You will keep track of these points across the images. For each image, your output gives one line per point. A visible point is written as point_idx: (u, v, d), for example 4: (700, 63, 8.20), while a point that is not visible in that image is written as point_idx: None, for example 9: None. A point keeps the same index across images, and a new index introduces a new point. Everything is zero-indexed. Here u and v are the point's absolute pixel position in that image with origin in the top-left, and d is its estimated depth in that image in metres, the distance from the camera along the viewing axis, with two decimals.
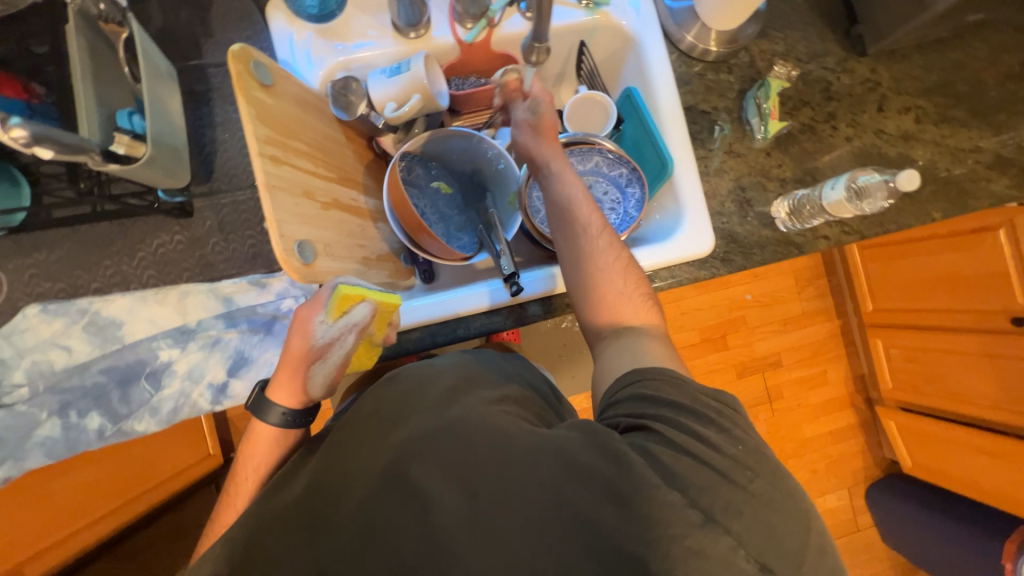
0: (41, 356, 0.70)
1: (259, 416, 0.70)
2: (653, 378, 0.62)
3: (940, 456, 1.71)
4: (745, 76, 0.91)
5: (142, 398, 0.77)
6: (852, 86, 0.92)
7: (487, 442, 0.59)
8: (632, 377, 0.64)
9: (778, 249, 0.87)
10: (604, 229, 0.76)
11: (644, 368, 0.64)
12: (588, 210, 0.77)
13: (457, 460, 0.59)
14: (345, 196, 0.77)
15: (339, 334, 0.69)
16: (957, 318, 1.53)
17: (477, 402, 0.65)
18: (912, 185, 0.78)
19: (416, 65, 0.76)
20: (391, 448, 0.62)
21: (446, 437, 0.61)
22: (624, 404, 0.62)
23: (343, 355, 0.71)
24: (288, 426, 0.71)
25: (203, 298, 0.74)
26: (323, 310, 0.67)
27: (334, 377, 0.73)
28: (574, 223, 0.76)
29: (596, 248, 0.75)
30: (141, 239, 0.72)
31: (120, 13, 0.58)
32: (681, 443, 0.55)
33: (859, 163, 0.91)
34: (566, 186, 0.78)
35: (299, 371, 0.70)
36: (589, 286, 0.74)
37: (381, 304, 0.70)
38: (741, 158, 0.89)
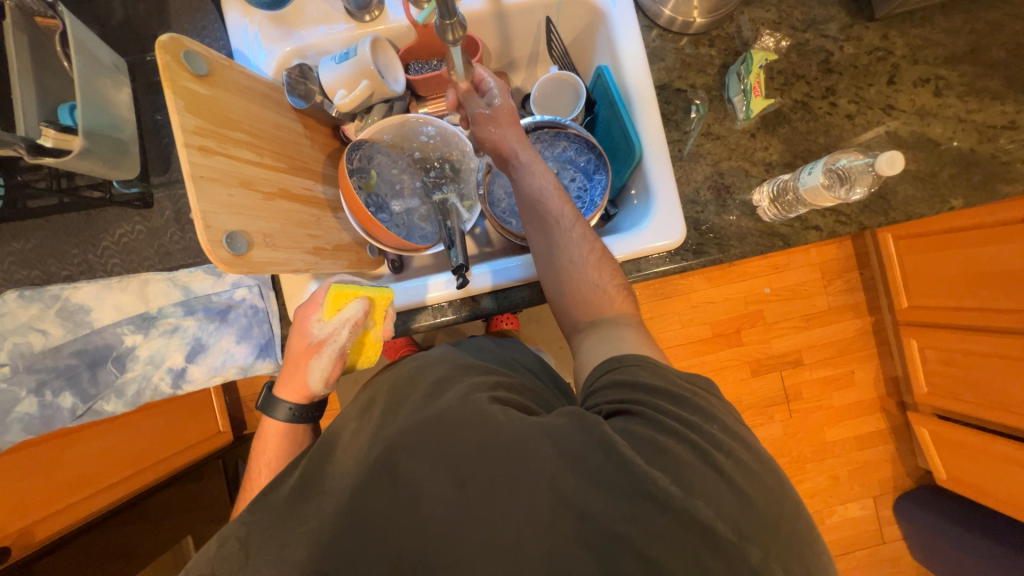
0: (20, 338, 0.73)
1: (269, 413, 0.74)
2: (635, 362, 0.59)
3: (977, 469, 1.55)
4: (729, 49, 0.82)
5: (108, 379, 0.81)
6: (858, 55, 0.82)
7: (460, 433, 0.55)
8: (609, 362, 0.60)
9: (760, 241, 0.79)
10: (577, 220, 0.72)
11: (622, 354, 0.61)
12: (560, 201, 0.72)
13: (442, 450, 0.54)
14: (295, 186, 0.76)
15: (333, 330, 0.71)
16: (1001, 320, 1.35)
17: (460, 383, 0.63)
18: (896, 170, 0.68)
19: (363, 49, 0.74)
20: (378, 443, 0.59)
21: (431, 429, 0.56)
22: (604, 389, 0.59)
23: (339, 350, 0.72)
24: (297, 420, 0.74)
25: (163, 286, 0.77)
26: (320, 310, 0.72)
27: (332, 374, 0.74)
28: (546, 216, 0.71)
29: (569, 240, 0.70)
30: (105, 229, 0.75)
31: (51, 8, 0.64)
32: (657, 420, 0.53)
33: (861, 144, 0.81)
34: (537, 177, 0.73)
35: (302, 365, 0.73)
36: (563, 283, 0.70)
37: (375, 299, 0.74)
38: (720, 141, 0.81)
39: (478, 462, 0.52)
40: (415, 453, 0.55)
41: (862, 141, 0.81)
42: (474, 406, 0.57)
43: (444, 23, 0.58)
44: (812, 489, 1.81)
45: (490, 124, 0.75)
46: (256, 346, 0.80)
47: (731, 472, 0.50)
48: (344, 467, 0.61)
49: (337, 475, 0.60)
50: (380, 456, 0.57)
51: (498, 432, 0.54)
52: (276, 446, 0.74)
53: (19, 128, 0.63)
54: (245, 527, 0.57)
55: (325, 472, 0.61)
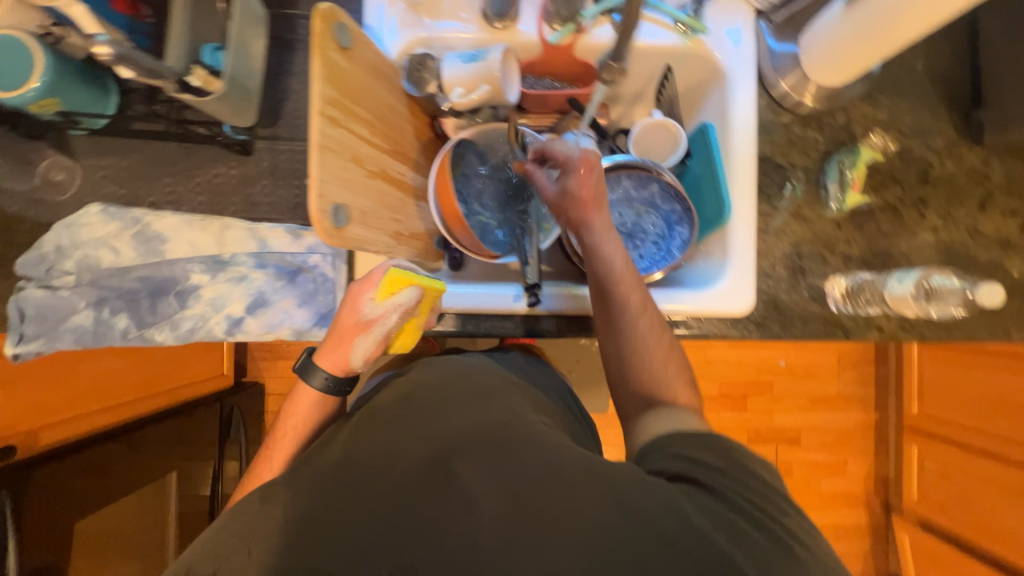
0: (92, 252, 0.75)
1: (306, 378, 0.74)
2: (702, 438, 0.59)
3: None
4: (835, 138, 0.83)
5: (166, 311, 0.77)
6: (955, 174, 0.83)
7: (524, 453, 0.55)
8: (671, 432, 0.61)
9: (821, 329, 0.80)
10: (646, 308, 0.70)
11: (685, 428, 0.61)
12: (635, 290, 0.70)
13: (500, 465, 0.55)
14: (394, 169, 0.78)
15: (384, 313, 0.70)
16: (1013, 451, 1.39)
17: (511, 400, 0.65)
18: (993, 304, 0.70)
19: (494, 56, 0.75)
20: (430, 437, 0.58)
21: (491, 440, 0.57)
22: (668, 452, 0.59)
23: (385, 333, 0.72)
24: (329, 391, 0.74)
25: (242, 234, 0.77)
26: (373, 290, 0.70)
27: (374, 354, 0.74)
28: (612, 303, 0.69)
29: (638, 332, 0.69)
30: (200, 166, 0.76)
31: None
32: (727, 497, 0.53)
33: (939, 259, 0.82)
34: (610, 259, 0.69)
35: (346, 341, 0.72)
36: (624, 369, 0.69)
37: (427, 289, 0.74)
38: (806, 223, 0.82)
39: (539, 488, 0.53)
40: (479, 461, 0.55)
41: (940, 256, 0.82)
42: (530, 431, 0.58)
43: (606, 63, 0.70)
44: None
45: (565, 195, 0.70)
46: (317, 313, 0.79)
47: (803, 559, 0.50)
48: (389, 450, 0.58)
49: (391, 461, 0.56)
50: (435, 453, 0.56)
51: (562, 463, 0.55)
52: (306, 417, 0.74)
53: (168, 56, 0.61)
54: (281, 496, 0.55)
55: (373, 458, 0.57)
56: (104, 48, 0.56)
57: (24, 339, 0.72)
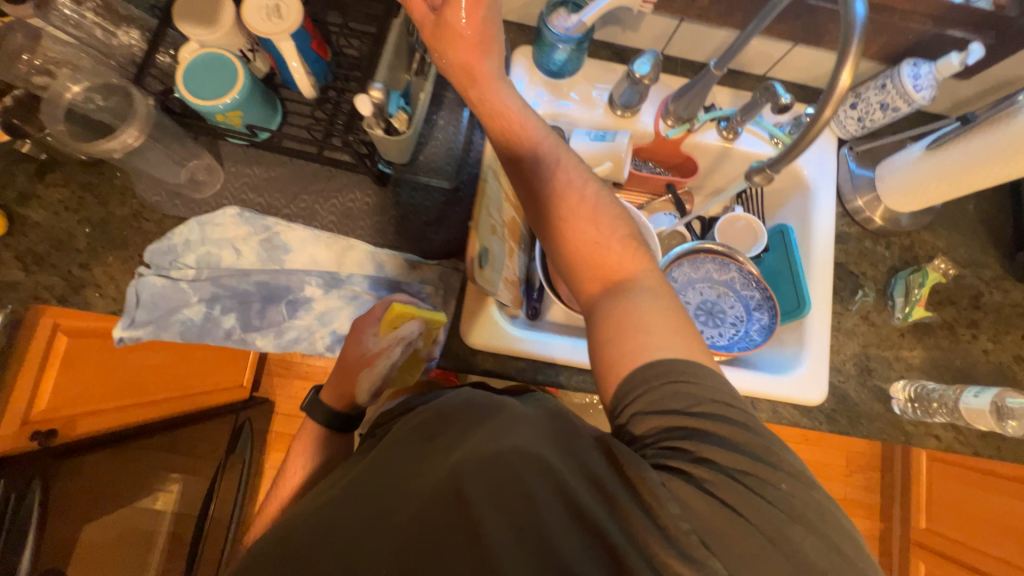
0: (215, 250, 0.79)
1: (310, 412, 0.72)
2: (666, 381, 0.50)
3: None
4: (900, 256, 0.93)
5: (274, 319, 0.79)
6: (1003, 304, 0.93)
7: (526, 480, 0.45)
8: (637, 385, 0.51)
9: (886, 429, 0.84)
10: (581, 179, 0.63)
11: (650, 376, 0.51)
12: (564, 169, 0.63)
13: (508, 504, 0.44)
14: (515, 221, 0.85)
15: (388, 346, 0.71)
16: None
17: (535, 428, 0.50)
18: None
19: (621, 139, 0.86)
20: (437, 469, 0.47)
21: (497, 472, 0.46)
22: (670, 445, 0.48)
23: (390, 364, 0.72)
24: (336, 427, 0.72)
25: (362, 257, 0.81)
26: (377, 323, 0.72)
27: (381, 387, 0.73)
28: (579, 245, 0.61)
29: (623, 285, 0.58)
30: (339, 190, 0.82)
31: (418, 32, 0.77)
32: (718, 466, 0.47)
33: (990, 379, 0.90)
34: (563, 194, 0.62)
35: (350, 374, 0.72)
36: (566, 254, 0.61)
37: (428, 321, 0.73)
38: (874, 328, 0.89)
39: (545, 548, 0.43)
40: (490, 494, 0.45)
41: (991, 376, 0.90)
42: (540, 464, 0.46)
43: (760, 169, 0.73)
44: None
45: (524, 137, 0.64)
46: None
47: (818, 524, 0.45)
48: (395, 480, 0.48)
49: (401, 494, 0.47)
50: (444, 485, 0.46)
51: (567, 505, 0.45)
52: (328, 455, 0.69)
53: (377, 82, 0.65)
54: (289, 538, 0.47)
55: (381, 488, 0.48)
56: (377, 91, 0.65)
57: (134, 325, 0.73)
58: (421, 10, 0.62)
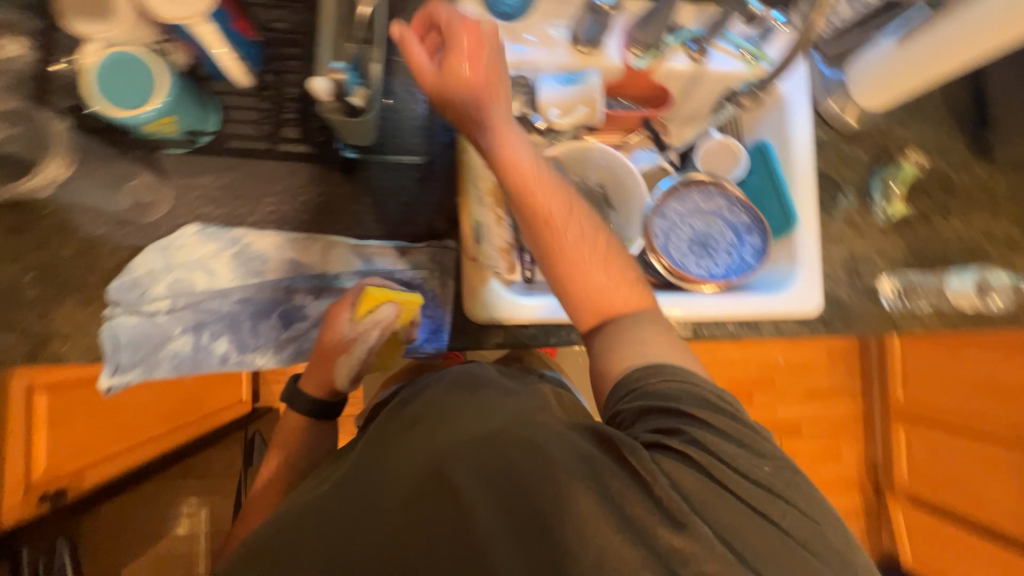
0: (185, 274, 0.73)
1: (291, 403, 0.78)
2: (650, 377, 0.60)
3: (949, 558, 1.75)
4: (876, 155, 0.94)
5: (270, 334, 0.75)
6: (971, 186, 0.96)
7: (527, 456, 0.53)
8: (628, 381, 0.61)
9: (877, 324, 0.90)
10: (579, 216, 0.64)
11: (637, 372, 0.61)
12: (543, 176, 0.62)
13: (497, 472, 0.53)
14: None
15: (364, 330, 0.71)
16: (994, 428, 1.59)
17: (510, 411, 0.61)
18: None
19: (594, 80, 0.82)
20: (433, 448, 0.57)
21: (487, 448, 0.55)
22: (661, 424, 0.57)
23: (366, 350, 0.72)
24: (315, 414, 0.77)
25: (346, 253, 0.77)
26: (352, 308, 0.72)
27: (358, 371, 0.74)
28: (553, 228, 0.62)
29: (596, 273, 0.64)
30: (303, 184, 0.75)
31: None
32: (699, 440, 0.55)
33: (964, 260, 0.95)
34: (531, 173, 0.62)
35: (329, 362, 0.73)
36: (543, 245, 0.63)
37: (406, 304, 0.73)
38: (858, 231, 0.92)
39: (523, 496, 0.51)
40: (473, 468, 0.53)
41: (965, 256, 0.95)
42: (527, 433, 0.56)
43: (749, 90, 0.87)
44: None
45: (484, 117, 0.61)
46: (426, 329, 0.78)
47: (786, 494, 0.53)
48: (390, 464, 0.57)
49: (395, 471, 0.56)
50: (433, 467, 0.54)
51: (546, 458, 0.53)
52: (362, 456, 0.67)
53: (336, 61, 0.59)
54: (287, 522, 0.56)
55: (376, 472, 0.57)
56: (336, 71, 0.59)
57: (120, 370, 0.69)
58: (423, 65, 0.60)
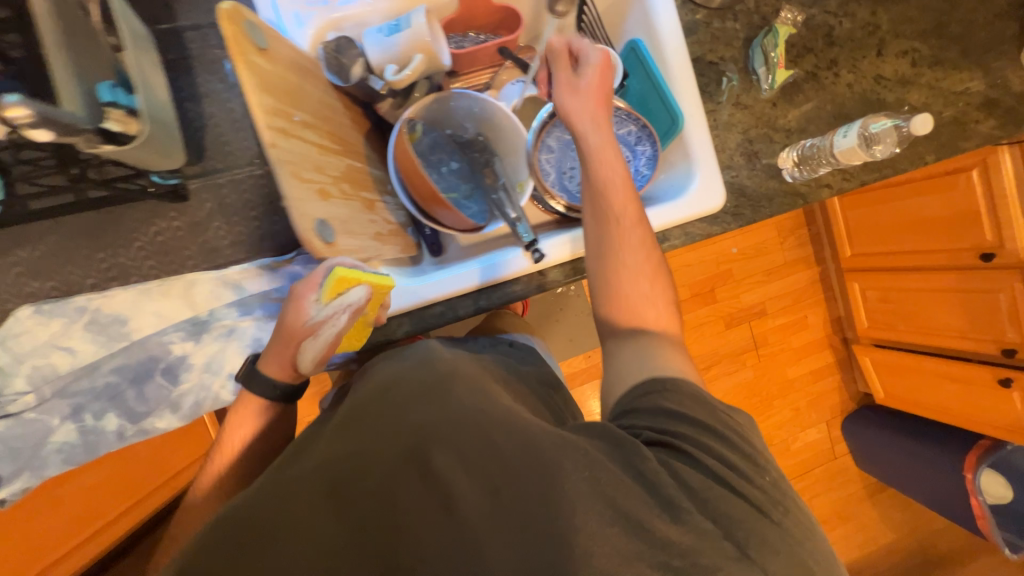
0: (42, 360, 0.65)
1: (248, 384, 0.69)
2: (665, 385, 0.61)
3: (917, 385, 1.88)
4: (751, 24, 0.88)
5: (159, 395, 0.70)
6: (853, 31, 0.92)
7: (505, 433, 0.54)
8: (651, 383, 0.62)
9: (785, 201, 0.89)
10: (638, 221, 0.72)
11: (661, 376, 0.62)
12: (625, 186, 0.72)
13: (478, 453, 0.52)
14: (353, 169, 0.73)
15: (332, 314, 0.63)
16: (938, 259, 1.66)
17: (487, 395, 0.60)
18: (925, 129, 0.82)
19: (418, 20, 0.70)
20: (405, 431, 0.55)
21: (466, 429, 0.54)
22: (655, 419, 0.59)
23: (338, 334, 0.64)
24: (273, 396, 0.69)
25: (212, 287, 0.69)
26: (318, 290, 0.64)
27: (325, 356, 0.67)
28: (607, 209, 0.72)
29: (626, 244, 0.71)
30: (136, 228, 0.66)
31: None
32: (679, 434, 0.56)
33: (860, 111, 0.92)
34: (606, 166, 0.71)
35: (293, 344, 0.66)
36: (614, 237, 0.71)
37: (377, 287, 0.66)
38: (747, 110, 0.87)
39: (511, 470, 0.50)
40: (455, 449, 0.52)
41: (859, 106, 0.92)
42: (508, 418, 0.56)
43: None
44: (779, 421, 2.07)
45: (570, 91, 0.72)
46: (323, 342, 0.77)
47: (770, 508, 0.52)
48: (365, 440, 0.55)
49: (371, 457, 0.52)
50: (411, 447, 0.53)
51: (537, 443, 0.53)
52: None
53: (60, 99, 0.49)
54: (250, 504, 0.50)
55: (351, 458, 0.53)
56: (18, 109, 0.45)
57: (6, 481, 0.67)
58: (562, 81, 0.73)
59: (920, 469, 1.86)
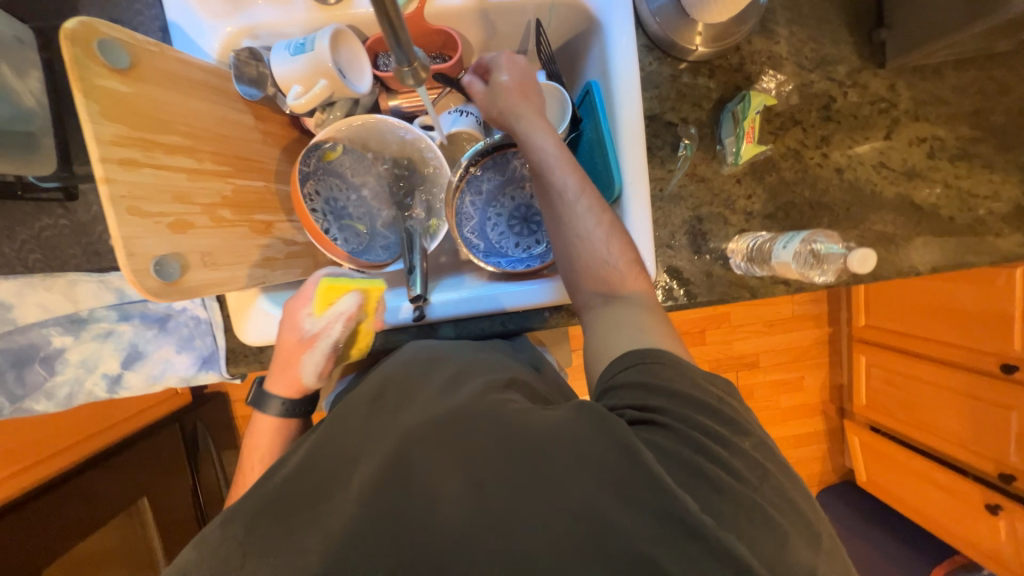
0: None
1: (261, 408, 0.69)
2: (649, 361, 0.51)
3: (904, 482, 1.71)
4: (728, 84, 0.76)
5: (36, 381, 0.73)
6: (860, 105, 0.77)
7: (493, 428, 0.48)
8: (626, 357, 0.53)
9: (727, 292, 0.76)
10: (588, 191, 0.62)
11: (638, 348, 0.53)
12: (564, 164, 0.63)
13: (475, 454, 0.47)
14: (246, 190, 0.70)
15: (326, 325, 0.65)
16: (955, 356, 1.46)
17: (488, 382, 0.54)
18: (866, 267, 0.70)
19: (322, 44, 0.65)
20: (395, 431, 0.51)
21: (458, 425, 0.49)
22: (639, 398, 0.50)
23: (333, 345, 0.66)
24: (289, 415, 0.69)
25: (93, 287, 0.70)
26: (309, 304, 0.66)
27: (325, 368, 0.68)
28: (549, 186, 0.63)
29: (576, 213, 0.61)
30: (23, 222, 0.67)
31: None
32: (681, 419, 0.47)
33: (846, 201, 0.78)
34: (543, 145, 0.63)
35: (294, 361, 0.67)
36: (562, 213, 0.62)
37: (367, 291, 0.69)
38: (704, 183, 0.77)
39: (507, 472, 0.46)
40: (449, 453, 0.48)
41: (847, 196, 0.78)
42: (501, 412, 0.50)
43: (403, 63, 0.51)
44: None
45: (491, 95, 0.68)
46: (199, 357, 0.74)
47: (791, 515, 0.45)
48: (360, 436, 0.52)
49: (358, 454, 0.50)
50: (397, 451, 0.48)
51: (530, 431, 0.47)
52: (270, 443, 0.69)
53: None
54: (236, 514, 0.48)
55: (335, 458, 0.51)
56: None
57: None
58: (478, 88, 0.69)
59: None
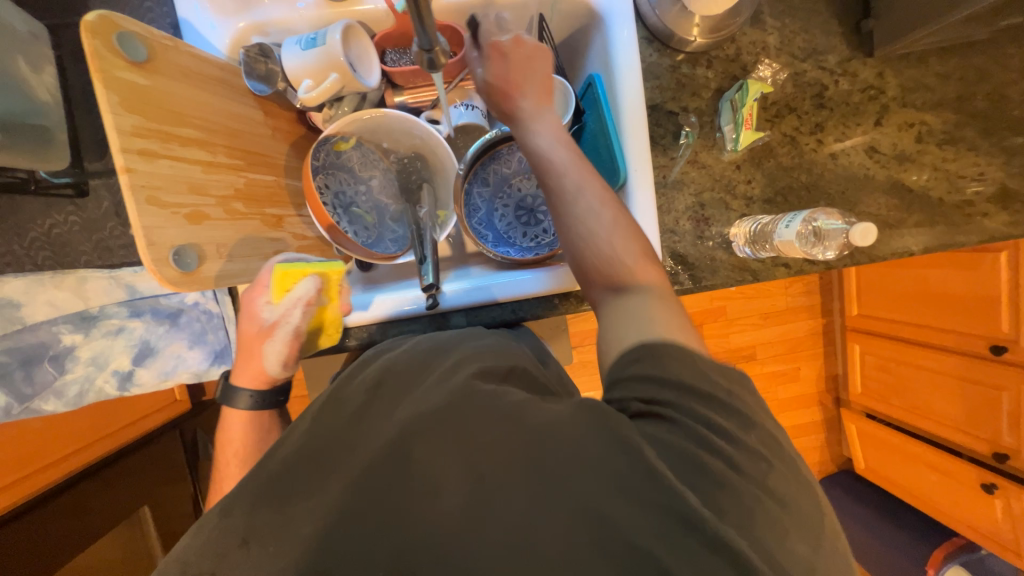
0: None
1: (228, 404, 0.68)
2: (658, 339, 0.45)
3: (900, 467, 1.74)
4: (725, 74, 0.79)
5: (46, 380, 0.74)
6: (851, 92, 0.81)
7: (488, 421, 0.43)
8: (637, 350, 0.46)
9: (731, 275, 0.78)
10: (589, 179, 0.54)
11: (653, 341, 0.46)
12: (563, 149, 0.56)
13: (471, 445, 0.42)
14: (258, 184, 0.71)
15: (285, 312, 0.64)
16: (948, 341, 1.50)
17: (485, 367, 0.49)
18: (867, 242, 0.70)
19: (334, 37, 0.67)
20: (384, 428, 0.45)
21: (453, 415, 0.44)
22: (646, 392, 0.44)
23: (294, 332, 0.65)
24: (260, 407, 0.69)
25: (104, 284, 0.70)
26: (266, 293, 0.65)
27: (290, 355, 0.67)
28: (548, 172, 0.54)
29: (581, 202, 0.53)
30: (32, 218, 0.67)
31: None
32: (694, 409, 0.42)
33: (840, 184, 0.81)
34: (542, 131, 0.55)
35: (255, 351, 0.66)
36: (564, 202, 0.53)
37: (326, 275, 0.68)
38: (705, 169, 0.79)
39: (502, 465, 0.40)
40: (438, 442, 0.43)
41: (841, 180, 0.81)
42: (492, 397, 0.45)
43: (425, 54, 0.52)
44: None
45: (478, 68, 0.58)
46: (211, 352, 0.79)
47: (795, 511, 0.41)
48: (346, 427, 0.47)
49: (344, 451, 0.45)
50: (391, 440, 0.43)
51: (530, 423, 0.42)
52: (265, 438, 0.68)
53: None
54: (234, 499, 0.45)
55: (323, 453, 0.46)
56: None
57: None
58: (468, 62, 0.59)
59: (887, 558, 1.70)
